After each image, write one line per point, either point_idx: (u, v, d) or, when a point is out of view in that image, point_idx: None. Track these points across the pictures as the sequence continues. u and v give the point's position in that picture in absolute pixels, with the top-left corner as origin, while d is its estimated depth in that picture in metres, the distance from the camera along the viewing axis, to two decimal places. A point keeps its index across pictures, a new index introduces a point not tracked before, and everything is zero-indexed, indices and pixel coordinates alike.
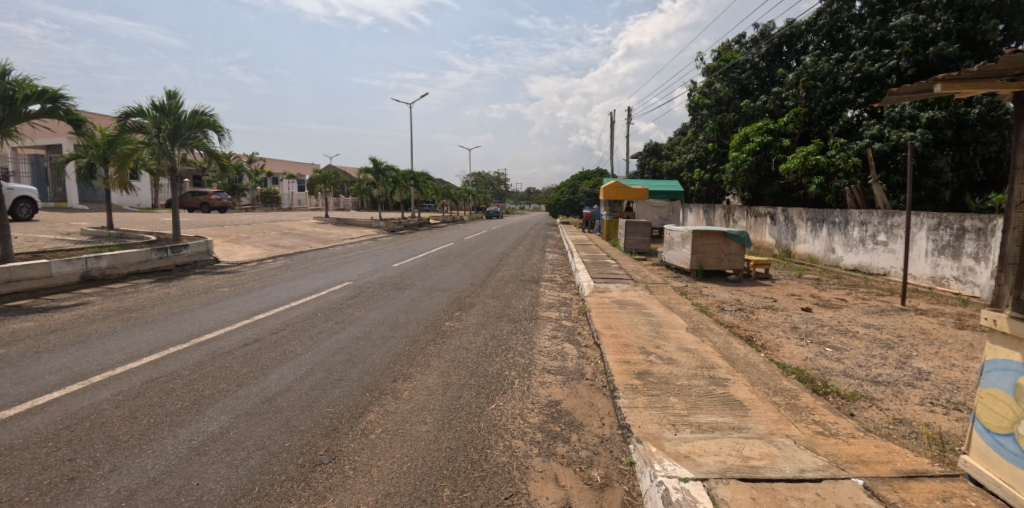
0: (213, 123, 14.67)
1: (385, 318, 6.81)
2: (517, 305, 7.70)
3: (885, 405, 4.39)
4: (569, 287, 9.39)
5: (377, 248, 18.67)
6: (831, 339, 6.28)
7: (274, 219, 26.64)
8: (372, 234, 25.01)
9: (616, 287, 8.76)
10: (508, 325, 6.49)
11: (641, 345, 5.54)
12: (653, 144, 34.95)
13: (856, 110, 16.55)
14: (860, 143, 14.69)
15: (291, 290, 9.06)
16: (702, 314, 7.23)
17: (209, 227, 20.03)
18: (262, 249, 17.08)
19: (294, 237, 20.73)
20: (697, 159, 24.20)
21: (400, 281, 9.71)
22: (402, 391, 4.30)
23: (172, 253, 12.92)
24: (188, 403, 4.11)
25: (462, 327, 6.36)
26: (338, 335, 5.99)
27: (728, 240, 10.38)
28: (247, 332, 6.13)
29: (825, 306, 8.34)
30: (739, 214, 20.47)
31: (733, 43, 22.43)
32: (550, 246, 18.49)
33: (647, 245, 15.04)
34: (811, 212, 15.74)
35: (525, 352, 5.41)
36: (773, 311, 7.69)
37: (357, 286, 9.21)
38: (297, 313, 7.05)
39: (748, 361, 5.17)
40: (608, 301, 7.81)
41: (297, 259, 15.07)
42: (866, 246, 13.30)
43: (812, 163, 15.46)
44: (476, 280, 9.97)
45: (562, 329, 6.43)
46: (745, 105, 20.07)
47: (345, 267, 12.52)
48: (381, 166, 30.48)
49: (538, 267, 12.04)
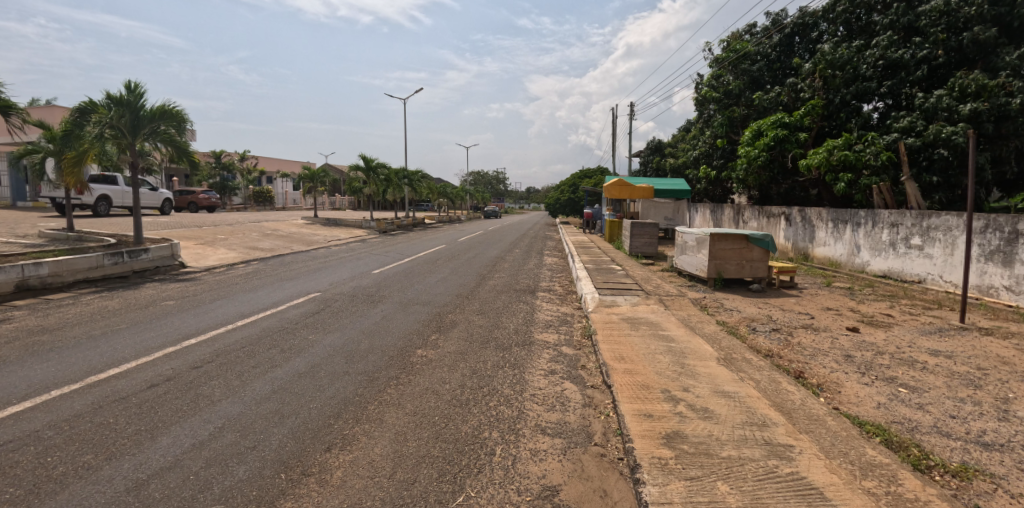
0: (177, 114, 13.45)
1: (343, 344, 5.52)
2: (508, 325, 6.41)
3: (1016, 488, 3.10)
4: (569, 299, 8.10)
5: (361, 250, 17.30)
6: (899, 375, 4.98)
7: (259, 219, 25.29)
8: (362, 234, 23.64)
9: (625, 300, 7.47)
10: (494, 355, 5.19)
11: (665, 387, 4.24)
12: (657, 141, 33.69)
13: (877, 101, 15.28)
14: (890, 137, 13.84)
15: (244, 305, 7.74)
16: (731, 337, 5.91)
17: (186, 228, 18.81)
18: (237, 252, 15.75)
19: (276, 238, 19.39)
20: (704, 156, 22.86)
21: (375, 292, 8.43)
22: (333, 470, 3.02)
23: (129, 258, 11.66)
24: (18, 494, 2.82)
25: (437, 358, 5.06)
26: (276, 372, 4.70)
27: (750, 245, 9.10)
28: (161, 369, 4.83)
29: (872, 325, 7.04)
30: (751, 214, 19.15)
31: (743, 32, 21.10)
32: (549, 248, 17.24)
33: (654, 248, 13.78)
34: (832, 212, 14.45)
35: (512, 398, 4.10)
36: (815, 332, 6.38)
37: (323, 298, 7.92)
38: (236, 337, 5.78)
39: (809, 413, 3.88)
40: (617, 320, 6.51)
41: (272, 263, 13.76)
42: (898, 250, 12.04)
43: (838, 159, 14.08)
44: (463, 291, 8.68)
45: (563, 360, 5.11)
46: (758, 97, 18.64)
47: (320, 273, 11.21)
48: (372, 163, 29.12)
49: (535, 274, 10.77)
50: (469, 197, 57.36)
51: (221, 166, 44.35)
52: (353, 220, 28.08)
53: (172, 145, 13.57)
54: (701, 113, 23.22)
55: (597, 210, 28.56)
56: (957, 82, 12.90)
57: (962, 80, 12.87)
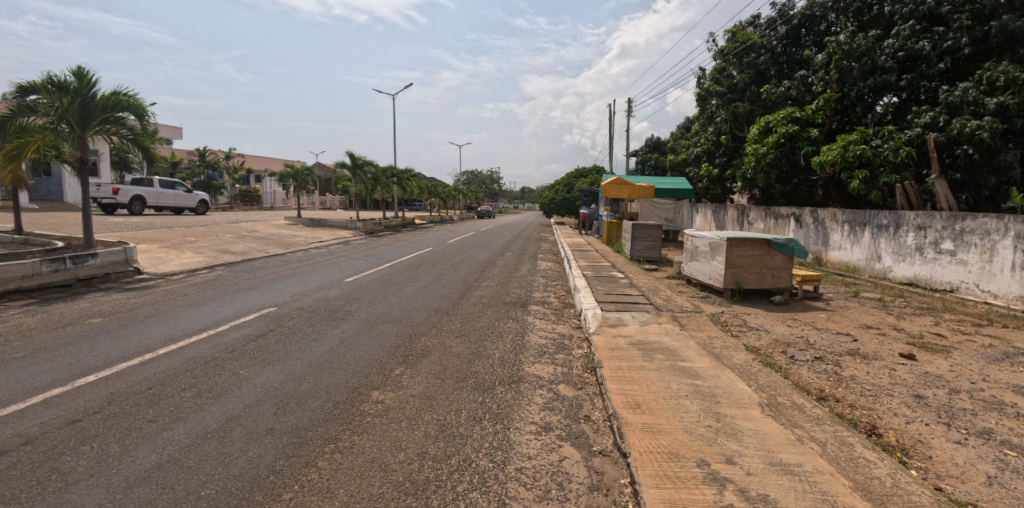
0: (135, 104, 12.15)
1: (279, 384, 4.34)
2: (491, 352, 5.22)
3: None
4: (566, 315, 6.96)
5: (341, 253, 16.01)
6: (997, 428, 3.86)
7: (237, 219, 23.87)
8: (346, 236, 22.32)
9: (632, 317, 6.33)
10: (470, 399, 4.01)
11: (703, 457, 3.10)
12: (655, 139, 32.62)
13: (895, 96, 14.22)
14: (911, 133, 12.69)
15: (182, 324, 6.52)
16: (768, 369, 4.76)
17: (153, 230, 17.43)
18: (204, 255, 14.46)
19: (251, 240, 18.07)
20: (705, 153, 21.70)
21: (340, 307, 7.24)
22: None
23: (72, 265, 10.37)
24: None
25: (395, 407, 3.89)
26: (175, 434, 3.51)
27: (772, 251, 7.99)
28: (26, 427, 3.61)
29: (926, 349, 5.94)
30: (757, 215, 18.09)
31: (748, 24, 20.00)
32: (544, 251, 16.09)
33: (657, 252, 12.69)
34: (848, 213, 13.39)
35: (489, 479, 2.90)
36: (866, 361, 5.27)
37: (277, 315, 6.74)
38: (149, 377, 4.58)
39: (912, 504, 2.74)
40: (625, 346, 5.36)
41: (240, 269, 12.50)
42: (925, 256, 10.99)
43: (855, 155, 12.94)
44: (443, 304, 7.50)
45: (560, 407, 3.94)
46: (766, 90, 17.54)
47: (286, 281, 9.99)
48: (358, 161, 27.74)
49: (527, 283, 9.62)
50: (461, 197, 55.90)
51: (205, 164, 42.80)
52: (337, 221, 26.71)
53: (130, 138, 12.27)
54: (703, 109, 22.08)
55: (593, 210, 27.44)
56: (984, 74, 11.87)
57: (990, 72, 11.84)
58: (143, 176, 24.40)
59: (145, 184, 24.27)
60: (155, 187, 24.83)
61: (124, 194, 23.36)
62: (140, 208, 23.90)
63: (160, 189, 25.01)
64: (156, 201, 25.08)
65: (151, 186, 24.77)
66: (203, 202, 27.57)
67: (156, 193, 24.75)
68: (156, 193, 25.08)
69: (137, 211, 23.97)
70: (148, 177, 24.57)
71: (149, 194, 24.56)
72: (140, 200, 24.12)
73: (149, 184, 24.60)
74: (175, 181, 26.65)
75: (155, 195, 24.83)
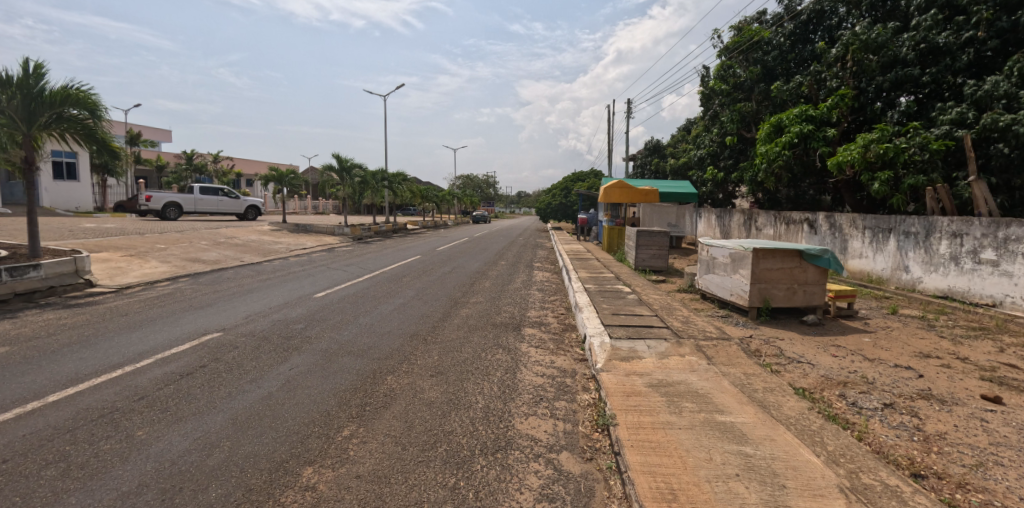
0: (87, 100, 10.86)
1: (179, 459, 3.18)
2: (472, 400, 4.05)
3: None
4: (567, 342, 5.85)
5: (321, 262, 14.79)
6: None
7: (218, 225, 22.60)
8: (331, 242, 21.11)
9: (648, 347, 5.19)
10: (436, 484, 2.86)
11: None
12: (654, 141, 31.59)
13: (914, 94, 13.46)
14: (939, 129, 11.66)
15: (99, 356, 5.34)
16: (833, 427, 3.66)
17: (121, 238, 16.18)
18: (170, 265, 13.23)
19: (227, 247, 16.84)
20: (709, 155, 20.69)
21: (299, 332, 6.08)
22: None
23: (10, 278, 9.14)
24: None
25: (327, 499, 2.74)
26: None
27: (804, 264, 6.90)
28: None
29: (1009, 387, 4.85)
30: (768, 220, 17.04)
31: (753, 20, 18.98)
32: (541, 260, 14.96)
33: (664, 261, 11.60)
34: (870, 219, 12.34)
35: None
36: (947, 409, 4.18)
37: (219, 345, 5.57)
38: (10, 444, 3.41)
39: None
40: (645, 389, 4.23)
41: (206, 280, 11.30)
42: (961, 266, 9.97)
43: (877, 154, 11.84)
44: (421, 327, 6.34)
45: (562, 494, 2.83)
46: (777, 87, 16.50)
47: (249, 295, 8.80)
48: (347, 163, 26.58)
49: (522, 298, 8.50)
50: (456, 201, 54.77)
51: (194, 167, 41.58)
52: (324, 225, 25.51)
53: (84, 135, 11.06)
54: (707, 109, 21.02)
55: (592, 215, 26.31)
56: (1015, 66, 10.82)
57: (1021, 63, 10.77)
58: (179, 185, 25.19)
59: (179, 191, 25.08)
60: (194, 194, 25.56)
61: (156, 201, 24.19)
62: (175, 213, 24.69)
63: (196, 196, 25.63)
64: (195, 207, 25.73)
65: (189, 193, 25.45)
66: (253, 207, 27.77)
67: (192, 200, 25.43)
68: (194, 200, 25.94)
69: (172, 217, 24.86)
70: (186, 184, 25.33)
71: (187, 201, 25.39)
72: (176, 206, 24.94)
73: (186, 191, 25.40)
74: (226, 189, 27.43)
75: (192, 201, 25.50)
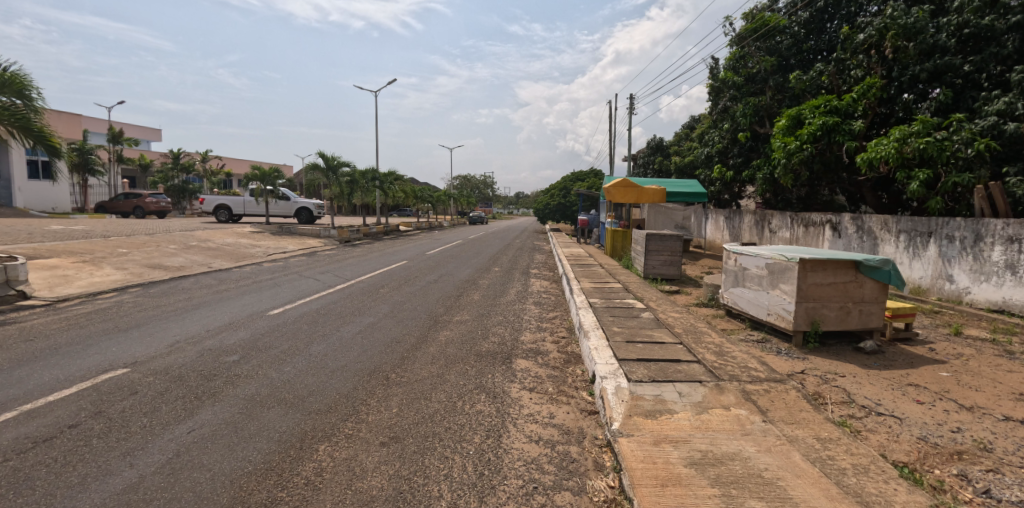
0: (14, 81, 9.60)
1: None
2: (432, 494, 2.72)
3: None
4: (571, 383, 4.51)
5: (297, 268, 13.38)
6: None
7: (194, 227, 21.10)
8: (313, 245, 19.71)
9: (681, 397, 3.86)
10: None
11: None
12: (658, 140, 30.33)
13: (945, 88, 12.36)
14: (984, 122, 10.33)
15: None
16: None
17: (80, 242, 14.69)
18: (126, 272, 11.80)
19: (197, 251, 15.41)
20: (717, 152, 19.38)
21: (226, 368, 4.73)
22: None
23: None
24: None
25: None
26: None
27: (861, 278, 5.62)
28: None
29: None
30: (783, 222, 15.77)
31: (767, 7, 17.66)
32: (540, 266, 13.65)
33: (677, 269, 10.29)
34: (905, 221, 11.02)
35: None
36: None
37: (111, 391, 4.20)
38: None
39: None
40: (689, 473, 2.90)
41: (159, 290, 9.89)
42: (1019, 276, 8.70)
43: (916, 150, 10.42)
44: (386, 360, 5.00)
45: None
46: (795, 77, 15.21)
47: (194, 312, 7.44)
48: (334, 162, 25.16)
49: (515, 316, 7.18)
50: (452, 202, 53.25)
51: (182, 167, 40.18)
52: (309, 226, 24.12)
53: (18, 125, 9.72)
54: (716, 103, 19.67)
55: (593, 216, 25.03)
56: None
57: None
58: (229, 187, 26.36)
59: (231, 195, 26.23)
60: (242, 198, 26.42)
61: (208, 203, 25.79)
62: (226, 216, 26.57)
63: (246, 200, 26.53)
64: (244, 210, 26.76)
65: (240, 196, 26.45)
66: (304, 209, 27.75)
67: (241, 203, 26.45)
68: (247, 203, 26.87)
69: (225, 219, 26.67)
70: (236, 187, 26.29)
71: (237, 203, 26.51)
72: (227, 209, 26.35)
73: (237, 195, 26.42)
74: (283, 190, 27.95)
75: (241, 205, 26.51)
